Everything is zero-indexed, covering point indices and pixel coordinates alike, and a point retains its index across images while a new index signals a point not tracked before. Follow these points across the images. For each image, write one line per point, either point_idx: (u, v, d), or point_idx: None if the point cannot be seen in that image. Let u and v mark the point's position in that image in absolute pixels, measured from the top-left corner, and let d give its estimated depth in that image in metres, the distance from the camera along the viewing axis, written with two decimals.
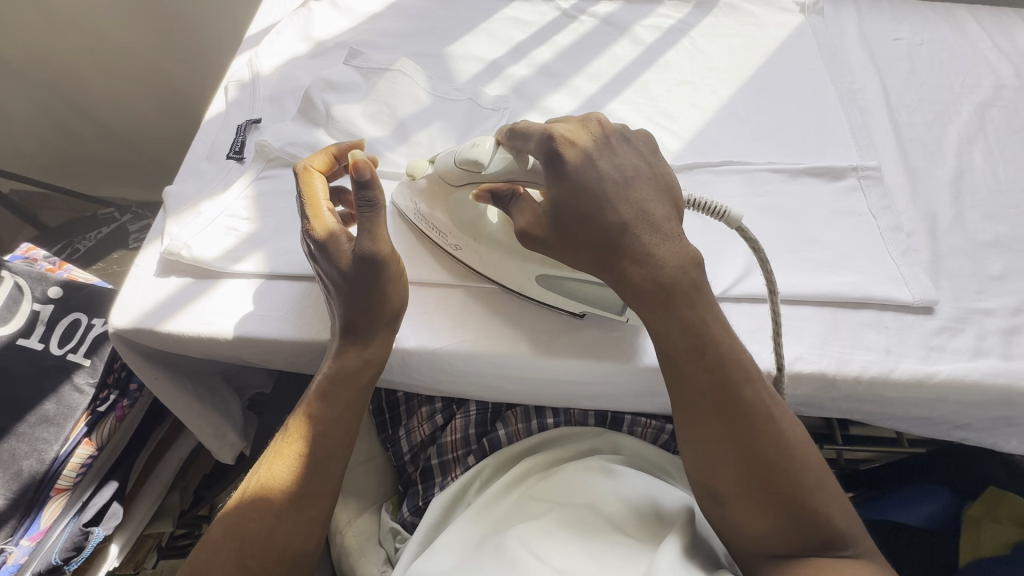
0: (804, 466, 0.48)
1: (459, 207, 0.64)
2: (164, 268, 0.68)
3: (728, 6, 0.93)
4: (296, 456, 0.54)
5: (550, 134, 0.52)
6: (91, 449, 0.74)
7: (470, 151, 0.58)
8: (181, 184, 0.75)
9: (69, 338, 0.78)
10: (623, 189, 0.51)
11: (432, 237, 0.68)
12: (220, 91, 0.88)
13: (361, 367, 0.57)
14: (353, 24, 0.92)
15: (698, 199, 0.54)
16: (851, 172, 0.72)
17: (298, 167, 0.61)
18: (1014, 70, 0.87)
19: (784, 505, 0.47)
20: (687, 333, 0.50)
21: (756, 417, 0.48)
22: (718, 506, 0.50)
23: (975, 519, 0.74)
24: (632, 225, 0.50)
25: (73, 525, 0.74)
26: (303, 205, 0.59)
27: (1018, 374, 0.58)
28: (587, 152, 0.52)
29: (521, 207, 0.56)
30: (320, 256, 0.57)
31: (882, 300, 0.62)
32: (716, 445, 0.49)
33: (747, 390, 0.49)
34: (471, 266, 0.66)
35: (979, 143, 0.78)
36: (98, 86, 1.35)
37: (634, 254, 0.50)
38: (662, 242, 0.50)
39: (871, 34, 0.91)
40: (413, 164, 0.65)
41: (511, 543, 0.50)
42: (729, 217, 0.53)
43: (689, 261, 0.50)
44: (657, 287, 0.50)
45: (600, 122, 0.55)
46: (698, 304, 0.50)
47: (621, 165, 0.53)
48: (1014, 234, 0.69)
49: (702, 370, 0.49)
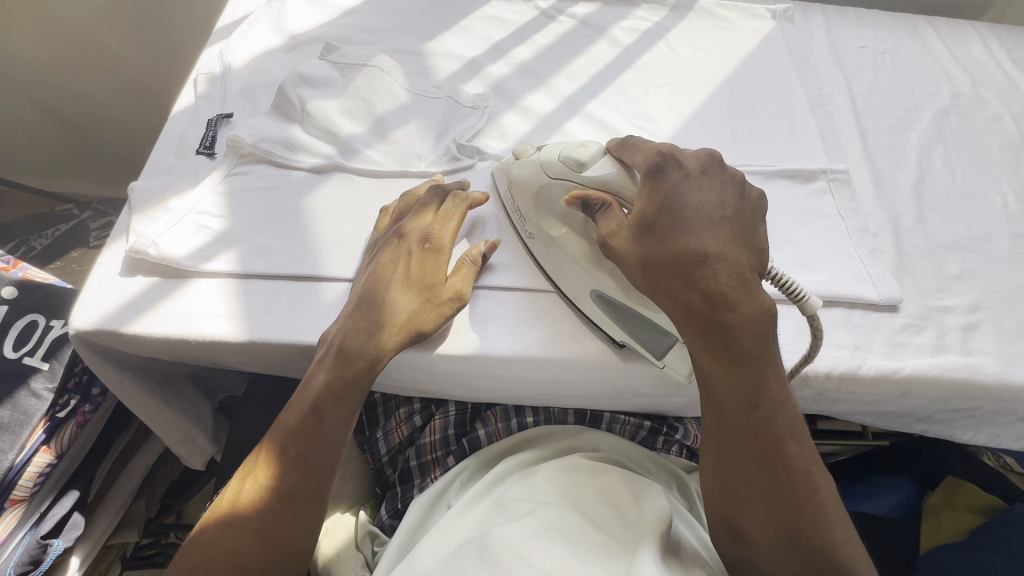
0: (834, 522, 0.48)
1: (550, 201, 0.62)
2: (130, 266, 0.65)
3: (704, 10, 0.95)
4: (299, 462, 0.52)
5: (659, 152, 0.54)
6: (50, 457, 0.71)
7: (575, 151, 0.60)
8: (147, 179, 0.72)
9: (24, 341, 0.74)
10: (712, 225, 0.49)
11: (514, 218, 0.68)
12: (189, 83, 0.84)
13: (372, 369, 0.55)
14: (328, 18, 0.90)
15: (781, 277, 0.52)
16: (821, 174, 0.75)
17: (457, 192, 0.67)
18: (969, 79, 0.91)
19: (805, 552, 0.48)
20: (740, 384, 0.49)
21: (792, 474, 0.49)
22: (738, 543, 0.51)
23: (934, 508, 0.79)
24: (712, 261, 0.48)
25: (30, 537, 0.71)
26: (437, 216, 0.64)
27: (976, 369, 0.61)
28: (692, 180, 0.52)
29: (606, 214, 0.55)
30: (428, 255, 0.61)
31: (850, 298, 0.65)
32: (752, 484, 0.49)
33: (793, 447, 0.49)
34: (538, 257, 0.66)
35: (939, 149, 0.81)
36: (49, 75, 1.28)
37: (704, 290, 0.48)
38: (737, 287, 0.48)
39: (838, 42, 0.94)
40: (520, 147, 0.68)
41: (495, 543, 0.48)
42: (807, 304, 0.51)
43: (760, 314, 0.48)
44: (721, 330, 0.48)
45: (713, 156, 0.54)
46: (760, 356, 0.49)
47: (720, 202, 0.51)
48: (970, 235, 0.72)
49: (751, 419, 0.49)
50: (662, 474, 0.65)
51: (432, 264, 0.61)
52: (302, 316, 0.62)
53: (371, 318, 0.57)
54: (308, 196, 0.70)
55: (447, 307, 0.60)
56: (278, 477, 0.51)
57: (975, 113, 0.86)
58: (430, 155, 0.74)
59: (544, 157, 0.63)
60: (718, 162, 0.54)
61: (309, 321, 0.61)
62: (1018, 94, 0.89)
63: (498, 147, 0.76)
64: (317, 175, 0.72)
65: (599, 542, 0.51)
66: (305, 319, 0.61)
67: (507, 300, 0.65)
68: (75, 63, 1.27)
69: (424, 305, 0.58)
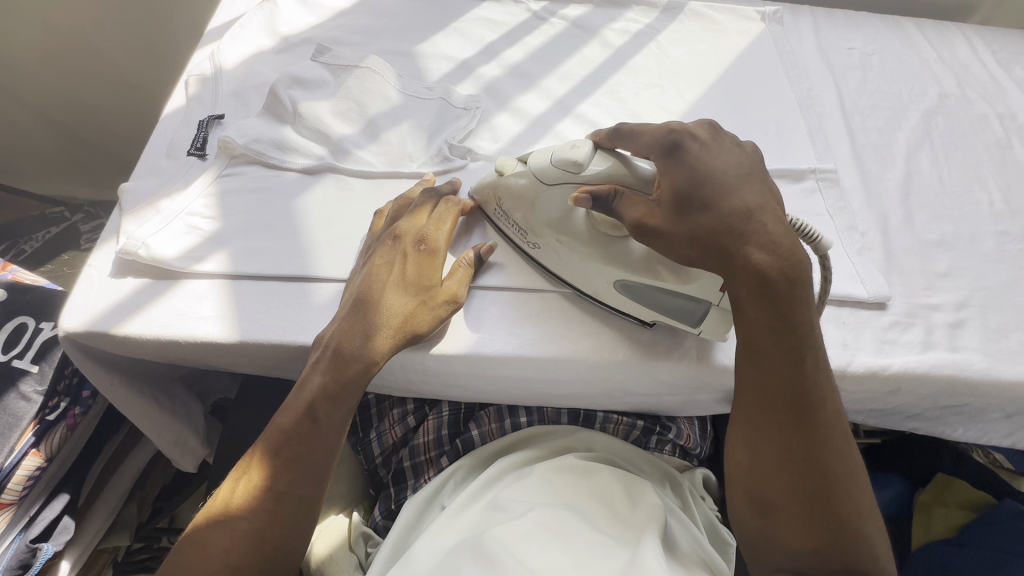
0: (858, 491, 0.49)
1: (546, 206, 0.62)
2: (120, 268, 0.65)
3: (694, 12, 0.95)
4: (292, 462, 0.52)
5: (668, 129, 0.52)
6: (39, 460, 0.70)
7: (568, 152, 0.58)
8: (137, 181, 0.72)
9: (13, 345, 0.74)
10: (745, 183, 0.48)
11: (511, 235, 0.67)
12: (180, 85, 0.84)
13: (368, 372, 0.56)
14: (320, 20, 0.90)
15: (798, 223, 0.51)
16: (810, 174, 0.75)
17: (451, 197, 0.66)
18: (956, 80, 0.92)
19: (833, 520, 0.48)
20: (789, 336, 0.48)
21: (830, 433, 0.49)
22: (764, 519, 0.50)
23: (926, 504, 0.79)
24: (758, 213, 0.47)
25: (18, 541, 0.71)
26: (430, 218, 0.64)
27: (964, 365, 0.62)
28: (710, 146, 0.50)
29: (625, 204, 0.53)
30: (422, 257, 0.60)
31: (839, 296, 0.65)
32: (784, 450, 0.49)
33: (828, 406, 0.49)
34: (549, 265, 0.65)
35: (926, 148, 0.82)
36: (40, 78, 1.28)
37: (760, 242, 0.46)
38: (787, 237, 0.46)
39: (827, 43, 0.95)
40: (502, 162, 0.65)
41: (490, 542, 0.48)
42: (819, 244, 0.51)
43: (804, 261, 0.47)
44: (784, 278, 0.46)
45: (714, 126, 0.52)
46: (809, 306, 0.48)
47: (739, 163, 0.50)
48: (958, 233, 0.73)
49: (793, 374, 0.48)
50: (655, 473, 0.65)
51: (427, 265, 0.60)
52: (293, 316, 0.62)
53: (376, 307, 0.57)
54: (301, 196, 0.70)
55: (443, 309, 0.60)
56: (280, 475, 0.51)
57: (961, 113, 0.87)
58: (422, 155, 0.74)
59: (536, 164, 0.61)
60: (718, 130, 0.52)
61: (300, 322, 0.61)
62: (1003, 95, 0.91)
63: (489, 147, 0.76)
64: (309, 177, 0.72)
65: (592, 539, 0.50)
66: (297, 320, 0.61)
67: (502, 301, 0.65)
68: (66, 67, 1.27)
69: (421, 306, 0.58)
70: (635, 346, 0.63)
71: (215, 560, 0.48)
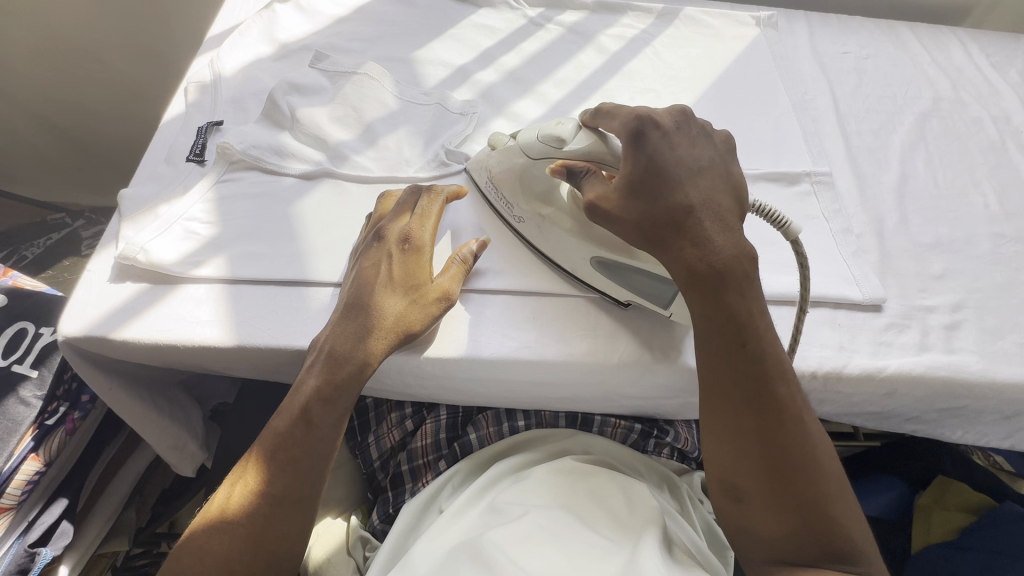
0: (825, 473, 0.48)
1: (532, 180, 0.65)
2: (119, 273, 0.65)
3: (689, 18, 0.96)
4: (278, 462, 0.52)
5: (636, 117, 0.52)
6: (38, 465, 0.71)
7: (554, 129, 0.59)
8: (136, 187, 0.72)
9: (14, 349, 0.75)
10: (697, 177, 0.50)
11: (500, 208, 0.70)
12: (180, 91, 0.85)
13: (362, 372, 0.56)
14: (318, 27, 0.91)
15: (765, 207, 0.51)
16: (805, 177, 0.76)
17: (434, 187, 0.67)
18: (950, 83, 0.92)
19: (803, 507, 0.47)
20: (730, 326, 0.48)
21: (793, 425, 0.48)
22: (736, 507, 0.50)
23: (925, 508, 0.78)
24: (697, 210, 0.48)
25: (17, 546, 0.71)
26: (418, 217, 0.64)
27: (960, 366, 0.62)
28: (671, 138, 0.51)
29: (591, 181, 0.55)
30: (409, 256, 0.61)
31: (834, 298, 0.65)
32: (745, 446, 0.48)
33: (781, 390, 0.48)
34: (533, 240, 0.67)
35: (921, 152, 0.82)
36: (43, 85, 1.29)
37: (693, 238, 0.48)
38: (724, 232, 0.48)
39: (821, 47, 0.96)
40: (495, 137, 0.68)
41: (489, 544, 0.47)
42: (790, 229, 0.51)
43: (739, 257, 0.48)
44: (711, 270, 0.47)
45: (684, 113, 0.53)
46: (748, 298, 0.48)
47: (697, 156, 0.51)
48: (953, 236, 0.74)
49: (740, 362, 0.48)
50: (654, 476, 0.65)
51: (414, 265, 0.61)
52: (290, 320, 0.62)
53: (359, 309, 0.58)
54: (298, 202, 0.71)
55: (436, 307, 0.60)
56: (276, 474, 0.51)
57: (956, 116, 0.87)
58: (419, 160, 0.75)
59: (522, 139, 0.63)
60: (689, 117, 0.53)
61: (296, 326, 0.62)
62: (998, 98, 0.91)
63: None
64: (307, 183, 0.73)
65: (591, 539, 0.50)
66: (293, 323, 0.62)
67: (500, 304, 0.65)
68: (66, 74, 1.28)
69: (412, 305, 0.59)
70: (631, 348, 0.63)
71: (215, 564, 0.48)
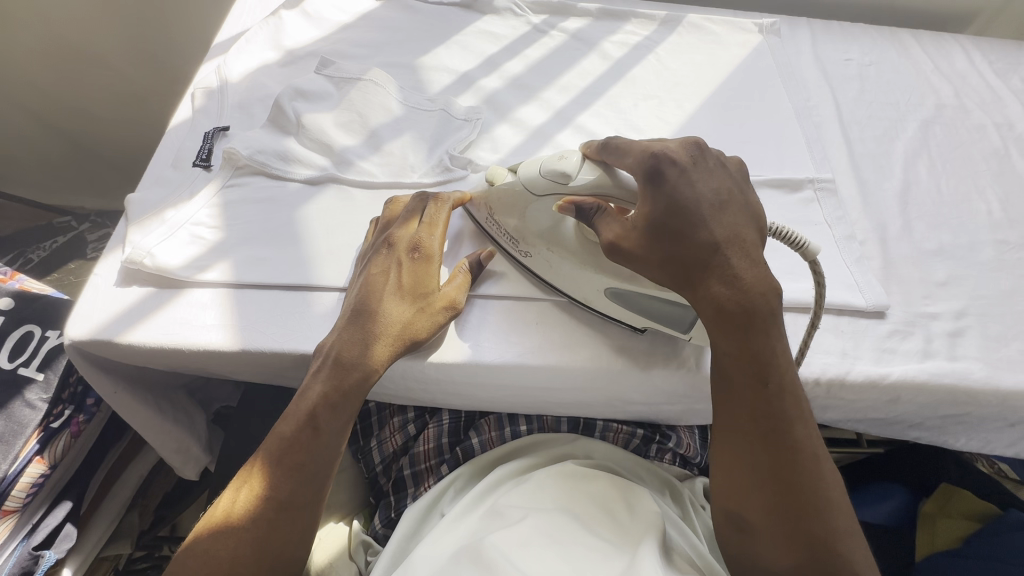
0: (836, 510, 0.48)
1: (536, 216, 0.63)
2: (125, 277, 0.66)
3: (692, 24, 0.97)
4: (285, 471, 0.52)
5: (650, 154, 0.52)
6: (43, 467, 0.71)
7: (556, 163, 0.58)
8: (143, 192, 0.73)
9: (21, 352, 0.75)
10: (719, 212, 0.49)
11: (503, 242, 0.68)
12: (186, 97, 0.86)
13: (370, 380, 0.56)
14: (323, 34, 0.92)
15: (781, 229, 0.51)
16: (808, 184, 0.76)
17: (442, 194, 0.67)
18: (953, 90, 0.93)
19: (809, 540, 0.47)
20: (751, 361, 0.48)
21: (805, 458, 0.48)
22: (743, 537, 0.50)
23: (930, 515, 0.78)
24: (724, 248, 0.48)
25: (22, 548, 0.71)
26: (425, 223, 0.64)
27: (963, 373, 0.62)
28: (689, 174, 0.51)
29: (605, 221, 0.54)
30: (418, 263, 0.61)
31: (837, 306, 0.65)
32: (753, 472, 0.49)
33: (799, 427, 0.49)
34: (541, 273, 0.66)
35: (924, 158, 0.82)
36: (49, 89, 1.30)
37: (720, 275, 0.48)
38: (749, 267, 0.48)
39: (824, 55, 0.96)
40: (492, 173, 0.66)
41: (491, 549, 0.47)
42: (808, 250, 0.51)
43: (762, 295, 0.48)
44: (741, 310, 0.47)
45: (698, 144, 0.53)
46: (770, 333, 0.48)
47: (719, 187, 0.51)
48: (956, 242, 0.74)
49: (757, 396, 0.49)
50: (655, 481, 0.65)
51: (423, 273, 0.61)
52: (296, 323, 0.62)
53: (366, 317, 0.58)
54: (303, 206, 0.71)
55: (441, 316, 0.61)
56: (285, 481, 0.52)
57: (960, 123, 0.88)
58: (423, 166, 0.75)
59: (523, 176, 0.62)
60: (703, 148, 0.53)
61: (302, 330, 0.62)
62: (1002, 105, 0.91)
63: (490, 158, 0.77)
64: (312, 188, 0.73)
65: (591, 544, 0.50)
66: (298, 329, 0.62)
67: (505, 313, 0.65)
68: (73, 78, 1.29)
69: (419, 313, 0.59)
70: (633, 356, 0.63)
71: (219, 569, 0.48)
